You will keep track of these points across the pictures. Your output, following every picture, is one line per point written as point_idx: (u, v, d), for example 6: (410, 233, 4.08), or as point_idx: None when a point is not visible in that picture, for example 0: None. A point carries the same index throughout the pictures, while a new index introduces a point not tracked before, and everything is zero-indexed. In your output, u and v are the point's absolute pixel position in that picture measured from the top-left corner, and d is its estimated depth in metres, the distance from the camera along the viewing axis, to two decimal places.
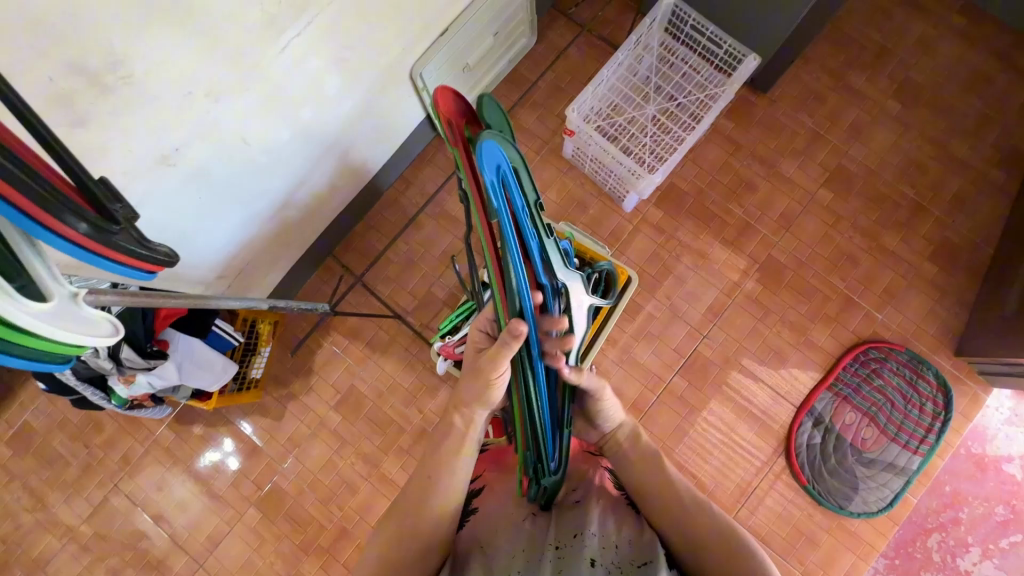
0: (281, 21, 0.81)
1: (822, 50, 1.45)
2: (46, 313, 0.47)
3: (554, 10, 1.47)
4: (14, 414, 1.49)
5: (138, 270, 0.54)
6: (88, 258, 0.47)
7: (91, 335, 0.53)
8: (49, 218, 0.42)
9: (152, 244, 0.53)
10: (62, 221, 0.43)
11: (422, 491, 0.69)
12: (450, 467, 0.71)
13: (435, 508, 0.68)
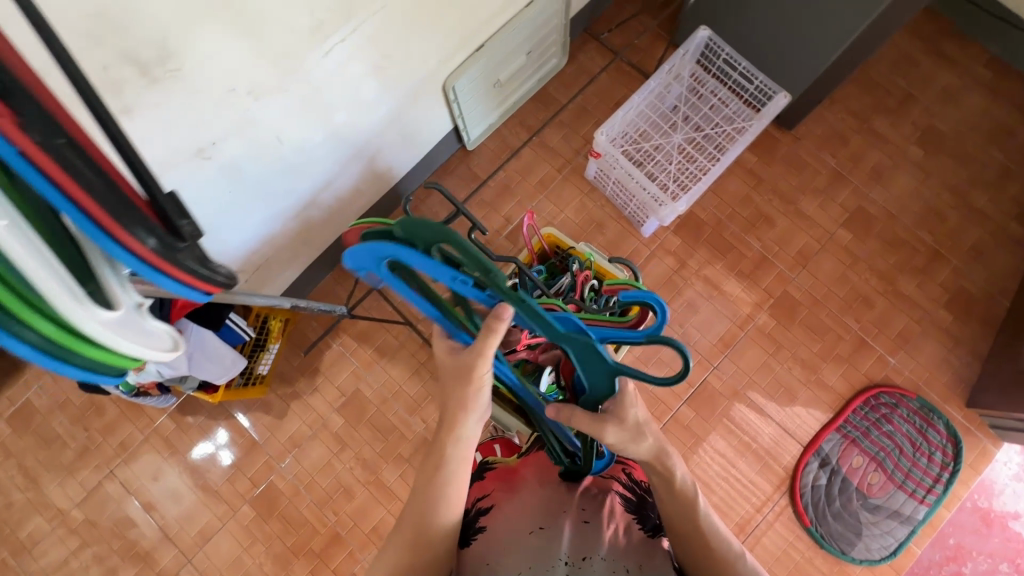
0: (328, 27, 0.82)
1: (848, 92, 1.47)
2: (114, 321, 0.50)
3: (586, 33, 1.49)
4: (17, 391, 1.48)
5: (195, 293, 0.52)
6: (151, 275, 0.46)
7: (145, 347, 0.56)
8: (119, 231, 0.42)
9: (213, 266, 0.53)
10: (131, 235, 0.43)
11: (425, 508, 0.68)
12: (449, 480, 0.68)
13: (441, 522, 0.68)
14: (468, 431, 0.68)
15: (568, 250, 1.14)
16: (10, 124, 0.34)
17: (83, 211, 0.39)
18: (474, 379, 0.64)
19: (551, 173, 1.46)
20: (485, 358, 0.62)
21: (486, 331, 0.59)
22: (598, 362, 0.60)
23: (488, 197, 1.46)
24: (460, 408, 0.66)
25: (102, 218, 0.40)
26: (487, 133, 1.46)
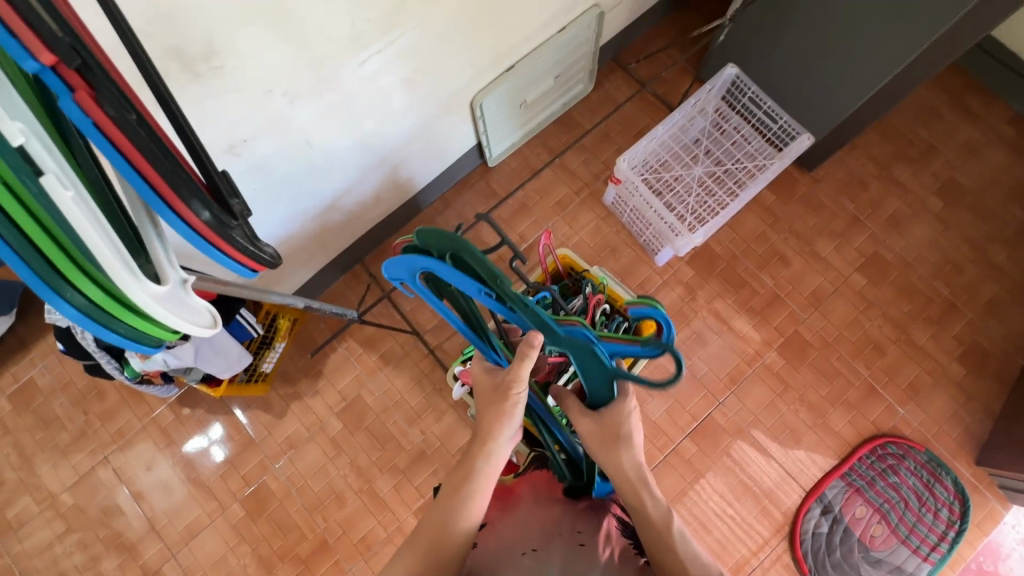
0: (367, 37, 0.84)
1: (870, 139, 1.48)
2: (163, 296, 0.54)
3: (614, 62, 1.52)
4: (22, 369, 1.49)
5: (238, 269, 0.58)
6: (202, 244, 0.52)
7: (194, 325, 0.59)
8: (178, 201, 0.48)
9: (260, 244, 0.59)
10: (189, 207, 0.49)
11: (445, 515, 0.68)
12: (474, 490, 0.69)
13: (465, 527, 0.68)
14: (499, 443, 0.70)
15: (583, 273, 1.14)
16: (88, 98, 0.41)
17: (147, 179, 0.46)
18: (511, 395, 0.67)
19: (569, 196, 1.47)
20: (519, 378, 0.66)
21: (520, 357, 0.63)
22: (603, 371, 0.65)
23: (505, 214, 1.47)
24: (494, 421, 0.69)
25: (163, 189, 0.47)
26: (509, 152, 1.48)
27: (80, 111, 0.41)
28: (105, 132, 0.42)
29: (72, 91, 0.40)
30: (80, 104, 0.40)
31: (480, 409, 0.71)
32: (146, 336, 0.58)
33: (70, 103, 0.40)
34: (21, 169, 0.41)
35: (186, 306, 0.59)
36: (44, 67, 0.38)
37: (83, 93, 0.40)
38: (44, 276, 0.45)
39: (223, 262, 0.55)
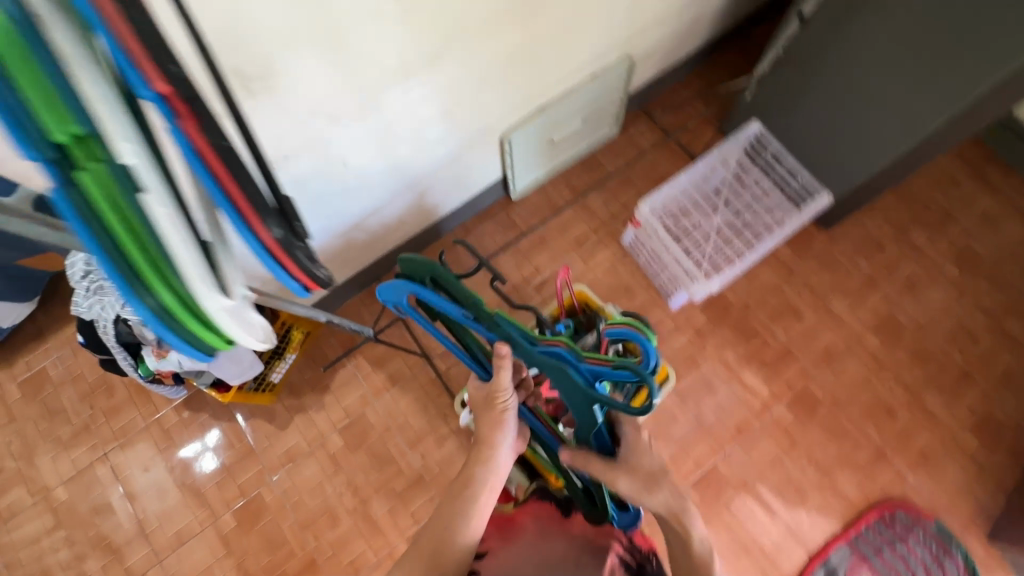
0: (412, 70, 0.89)
1: (888, 202, 1.50)
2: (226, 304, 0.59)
3: (640, 109, 1.57)
4: (36, 358, 1.51)
5: (295, 285, 0.62)
6: (267, 259, 0.58)
7: (244, 334, 0.64)
8: (254, 220, 0.53)
9: (318, 264, 0.64)
10: (263, 226, 0.54)
11: (442, 530, 0.68)
12: (470, 503, 0.71)
13: (467, 534, 0.69)
14: (496, 454, 0.76)
15: (597, 311, 1.14)
16: (191, 125, 0.44)
17: (231, 200, 0.51)
18: (497, 402, 0.76)
19: (587, 233, 1.50)
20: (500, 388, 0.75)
21: (497, 367, 0.72)
22: (580, 392, 0.73)
23: (523, 246, 1.49)
24: (487, 431, 0.77)
25: (243, 206, 0.52)
26: (532, 187, 1.52)
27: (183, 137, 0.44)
28: (201, 156, 0.46)
29: (178, 119, 0.43)
30: (185, 130, 0.44)
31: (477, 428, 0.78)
32: (205, 345, 0.63)
33: (176, 131, 0.44)
34: (124, 185, 0.45)
35: (242, 318, 0.65)
36: (157, 99, 0.41)
37: (187, 122, 0.43)
38: (130, 281, 0.50)
39: (283, 277, 0.61)
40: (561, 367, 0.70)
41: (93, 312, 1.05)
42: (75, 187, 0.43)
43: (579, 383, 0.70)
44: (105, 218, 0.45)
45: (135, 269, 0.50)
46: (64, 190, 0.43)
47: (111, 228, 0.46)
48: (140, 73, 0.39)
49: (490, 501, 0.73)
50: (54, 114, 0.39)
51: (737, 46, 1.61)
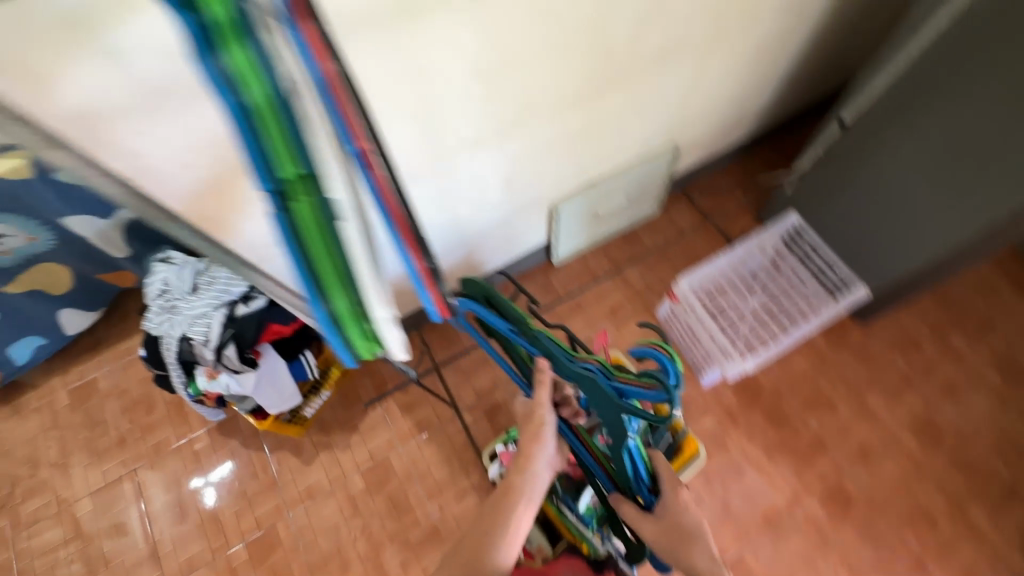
0: (484, 142, 0.99)
1: (925, 303, 1.51)
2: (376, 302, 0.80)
3: (681, 192, 1.67)
4: (89, 368, 1.60)
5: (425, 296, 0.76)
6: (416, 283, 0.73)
7: (385, 333, 0.85)
8: (412, 253, 0.69)
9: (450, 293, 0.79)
10: (416, 258, 0.70)
11: (479, 542, 0.75)
12: (506, 516, 0.77)
13: (506, 543, 0.74)
14: (533, 468, 0.82)
15: None
16: (380, 178, 0.60)
17: (398, 236, 0.67)
18: (536, 414, 0.83)
19: (623, 303, 1.55)
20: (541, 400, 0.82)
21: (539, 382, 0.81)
22: (612, 406, 0.76)
23: (560, 309, 1.55)
24: (528, 442, 0.83)
25: (399, 227, 0.67)
26: (574, 254, 1.59)
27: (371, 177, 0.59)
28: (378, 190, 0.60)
29: (368, 164, 0.59)
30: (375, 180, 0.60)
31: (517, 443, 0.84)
32: (355, 345, 0.82)
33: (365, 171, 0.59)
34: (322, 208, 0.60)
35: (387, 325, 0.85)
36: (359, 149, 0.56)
37: (375, 174, 0.59)
38: (318, 288, 0.69)
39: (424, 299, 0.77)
40: (592, 379, 0.75)
41: (162, 328, 1.15)
42: (294, 209, 0.58)
43: (609, 395, 0.74)
44: (306, 230, 0.61)
45: (317, 265, 0.66)
46: (285, 211, 0.58)
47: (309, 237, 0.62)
48: (350, 131, 0.54)
49: (526, 511, 0.78)
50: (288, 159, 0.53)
51: (777, 143, 1.71)
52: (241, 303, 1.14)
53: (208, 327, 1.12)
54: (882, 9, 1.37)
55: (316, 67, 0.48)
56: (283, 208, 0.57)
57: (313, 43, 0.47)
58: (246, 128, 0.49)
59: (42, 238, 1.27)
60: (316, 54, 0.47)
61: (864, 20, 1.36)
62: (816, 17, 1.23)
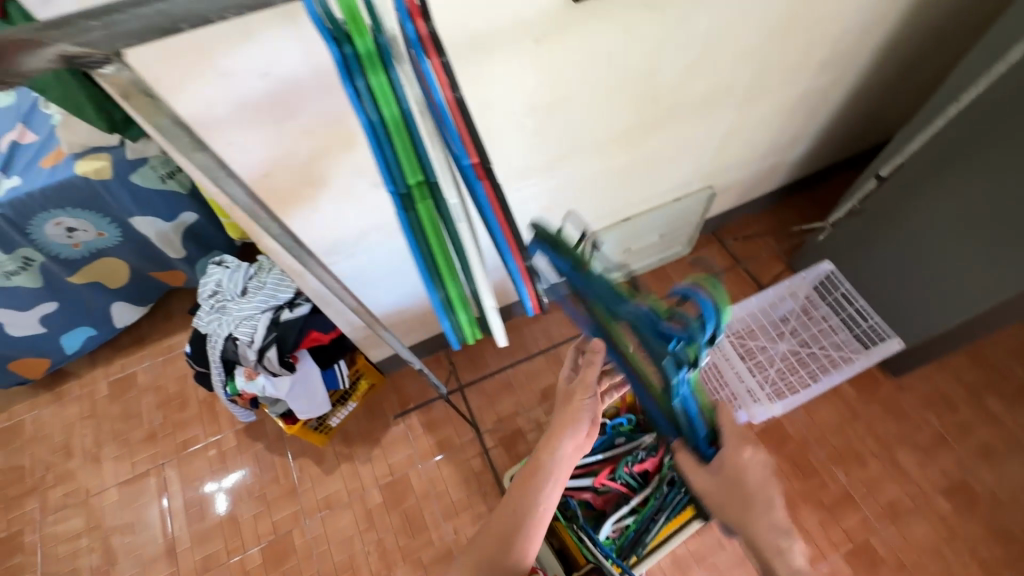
0: (531, 172, 1.05)
1: (960, 362, 1.49)
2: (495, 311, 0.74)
3: (713, 235, 1.69)
4: (131, 361, 1.67)
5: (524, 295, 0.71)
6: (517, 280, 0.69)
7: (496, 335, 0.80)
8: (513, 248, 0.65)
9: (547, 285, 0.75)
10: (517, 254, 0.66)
11: (504, 529, 0.78)
12: (533, 498, 0.79)
13: (532, 529, 0.77)
14: (565, 449, 0.79)
15: None
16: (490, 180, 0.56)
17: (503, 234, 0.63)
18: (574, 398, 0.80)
19: None
20: (585, 377, 0.78)
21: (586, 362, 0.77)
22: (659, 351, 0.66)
23: None
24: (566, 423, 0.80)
25: (507, 229, 0.63)
26: None
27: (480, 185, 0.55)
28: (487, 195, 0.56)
29: (481, 177, 0.56)
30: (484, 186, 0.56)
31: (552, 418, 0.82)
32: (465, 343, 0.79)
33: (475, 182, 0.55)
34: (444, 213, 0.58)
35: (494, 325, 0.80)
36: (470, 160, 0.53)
37: (486, 182, 0.55)
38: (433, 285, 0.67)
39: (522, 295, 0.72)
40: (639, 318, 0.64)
41: (211, 327, 1.21)
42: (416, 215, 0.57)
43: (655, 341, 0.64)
44: (427, 233, 0.60)
45: (439, 266, 0.64)
46: (408, 216, 0.57)
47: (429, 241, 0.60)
48: (461, 138, 0.51)
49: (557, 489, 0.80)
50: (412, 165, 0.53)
51: (811, 194, 1.74)
52: (286, 308, 1.20)
53: (254, 329, 1.18)
54: (921, 72, 1.41)
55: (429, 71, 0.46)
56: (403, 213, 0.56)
57: (429, 48, 0.45)
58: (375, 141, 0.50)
59: (109, 234, 1.37)
60: (430, 58, 0.45)
61: (902, 82, 1.41)
62: (855, 76, 1.28)
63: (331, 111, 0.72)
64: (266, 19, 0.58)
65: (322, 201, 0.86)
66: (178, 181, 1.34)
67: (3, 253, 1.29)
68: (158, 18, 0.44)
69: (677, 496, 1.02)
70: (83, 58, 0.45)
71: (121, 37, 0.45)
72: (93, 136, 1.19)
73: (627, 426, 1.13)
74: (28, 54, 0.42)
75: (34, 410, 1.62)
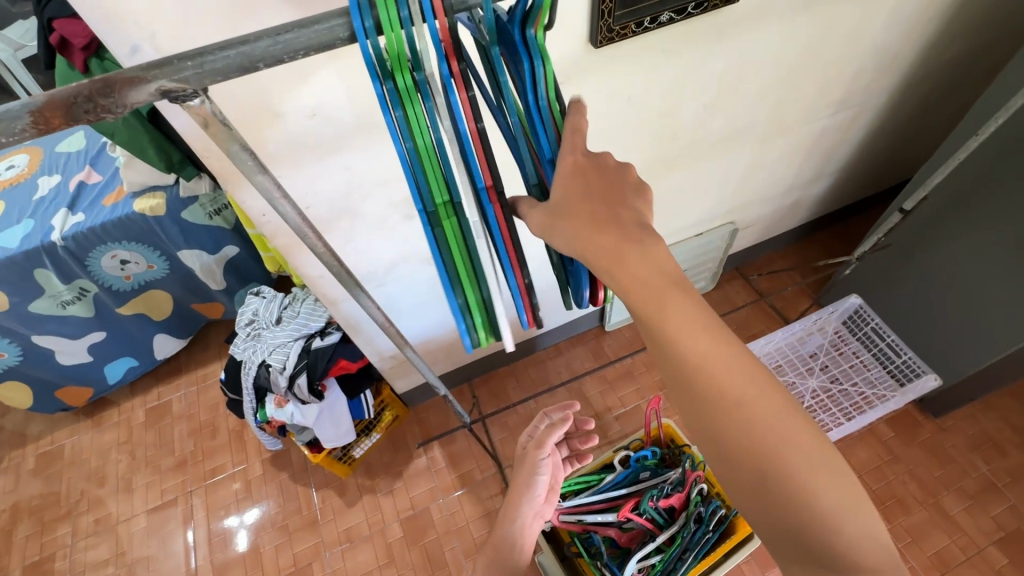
0: None
1: (1006, 403, 1.41)
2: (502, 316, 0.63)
3: (736, 271, 1.69)
4: (167, 390, 1.73)
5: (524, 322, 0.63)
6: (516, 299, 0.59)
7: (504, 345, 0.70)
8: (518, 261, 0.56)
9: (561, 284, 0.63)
10: (524, 269, 0.57)
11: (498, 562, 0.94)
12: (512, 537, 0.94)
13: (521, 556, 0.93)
14: (527, 497, 0.95)
15: (682, 446, 1.13)
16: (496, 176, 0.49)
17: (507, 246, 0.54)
18: (529, 460, 0.95)
19: None
20: (543, 442, 0.95)
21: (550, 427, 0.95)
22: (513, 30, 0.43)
23: (609, 375, 1.56)
24: (522, 484, 0.95)
25: (512, 249, 0.55)
26: (626, 322, 1.63)
27: (495, 212, 0.51)
28: (501, 221, 0.52)
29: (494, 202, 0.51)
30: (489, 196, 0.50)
31: (515, 478, 0.98)
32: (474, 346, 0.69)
33: (490, 210, 0.51)
34: (467, 235, 0.54)
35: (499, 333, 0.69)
36: (487, 185, 0.49)
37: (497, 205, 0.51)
38: (451, 281, 0.57)
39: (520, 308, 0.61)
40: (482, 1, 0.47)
41: (246, 354, 1.26)
42: (440, 237, 0.53)
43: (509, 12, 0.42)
44: (451, 252, 0.55)
45: (459, 284, 0.58)
46: (433, 237, 0.53)
47: (451, 259, 0.55)
48: (481, 165, 0.48)
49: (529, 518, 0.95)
50: (439, 184, 0.49)
51: (836, 230, 1.73)
52: (317, 337, 1.25)
53: (286, 356, 1.23)
54: (942, 110, 1.42)
55: (461, 103, 0.44)
56: (428, 234, 0.51)
57: (461, 83, 0.43)
58: (407, 167, 0.47)
59: (158, 266, 1.47)
60: (460, 92, 0.43)
61: (921, 120, 1.43)
62: (873, 114, 1.30)
63: (369, 149, 0.79)
64: (312, 62, 0.65)
65: (355, 231, 0.91)
66: (223, 218, 1.43)
67: (62, 283, 1.39)
68: (241, 59, 0.38)
69: (705, 535, 1.00)
70: (178, 94, 0.39)
71: (213, 74, 0.39)
72: (152, 176, 1.30)
73: (651, 459, 1.12)
74: (132, 89, 0.38)
75: (74, 436, 1.68)
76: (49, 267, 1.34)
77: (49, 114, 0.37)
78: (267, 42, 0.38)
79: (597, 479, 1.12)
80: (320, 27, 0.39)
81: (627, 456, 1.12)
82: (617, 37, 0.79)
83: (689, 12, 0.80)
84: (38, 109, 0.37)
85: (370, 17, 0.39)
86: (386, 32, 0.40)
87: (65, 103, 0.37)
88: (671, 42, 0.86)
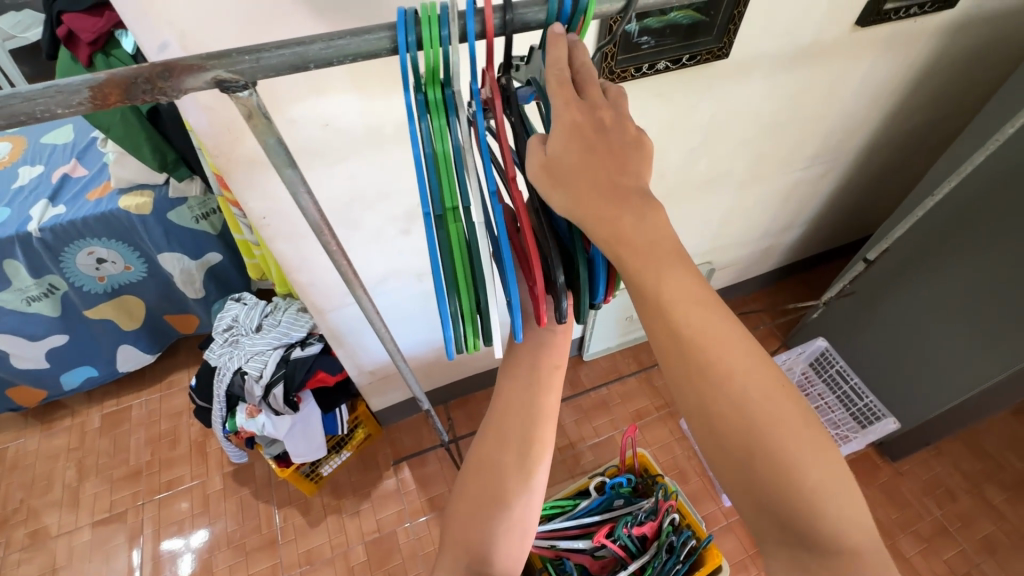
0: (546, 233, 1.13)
1: (958, 450, 1.49)
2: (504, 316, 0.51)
3: None
4: (128, 397, 1.66)
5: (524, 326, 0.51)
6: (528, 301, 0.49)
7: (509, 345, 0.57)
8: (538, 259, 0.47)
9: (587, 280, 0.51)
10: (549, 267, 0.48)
11: (488, 484, 0.61)
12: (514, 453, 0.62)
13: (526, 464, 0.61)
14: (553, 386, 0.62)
15: (655, 476, 1.14)
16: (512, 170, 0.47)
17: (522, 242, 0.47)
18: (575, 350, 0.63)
19: (649, 407, 1.57)
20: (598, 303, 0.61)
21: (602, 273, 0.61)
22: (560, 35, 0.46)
23: (585, 404, 1.58)
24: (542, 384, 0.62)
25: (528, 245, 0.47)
26: (603, 352, 1.67)
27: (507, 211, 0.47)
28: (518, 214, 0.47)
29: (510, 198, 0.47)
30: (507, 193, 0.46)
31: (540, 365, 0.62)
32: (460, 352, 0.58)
33: (501, 208, 0.47)
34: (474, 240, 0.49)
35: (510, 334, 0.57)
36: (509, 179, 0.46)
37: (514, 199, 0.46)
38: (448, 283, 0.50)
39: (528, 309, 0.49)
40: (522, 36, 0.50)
41: (221, 360, 1.24)
42: (445, 243, 0.49)
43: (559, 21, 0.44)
44: (452, 260, 0.50)
45: (455, 289, 0.51)
46: (436, 242, 0.49)
47: (453, 265, 0.50)
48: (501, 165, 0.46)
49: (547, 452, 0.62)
50: (449, 188, 0.48)
51: (805, 277, 1.83)
52: (297, 346, 1.23)
53: (263, 364, 1.20)
54: (901, 171, 1.55)
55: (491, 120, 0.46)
56: (433, 236, 0.48)
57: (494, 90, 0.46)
58: (424, 172, 0.47)
59: (135, 268, 1.43)
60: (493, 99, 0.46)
61: (881, 181, 1.55)
62: (841, 171, 1.41)
63: (374, 160, 0.82)
64: (333, 79, 0.69)
65: (352, 240, 0.93)
66: (210, 223, 1.42)
67: (31, 277, 1.34)
68: (295, 59, 0.40)
69: (675, 565, 1.01)
70: (229, 85, 0.40)
71: (268, 70, 0.40)
72: (141, 173, 1.29)
73: (625, 487, 1.13)
74: (190, 75, 0.39)
75: (19, 439, 1.59)
76: (20, 259, 1.30)
77: (108, 91, 0.38)
78: (321, 46, 0.40)
79: (571, 504, 1.13)
80: (369, 37, 0.41)
81: (601, 483, 1.14)
82: (617, 78, 0.84)
83: (684, 63, 0.88)
84: (99, 86, 0.37)
85: (414, 33, 0.41)
86: (426, 49, 0.42)
87: (124, 82, 0.38)
88: (664, 88, 0.93)
